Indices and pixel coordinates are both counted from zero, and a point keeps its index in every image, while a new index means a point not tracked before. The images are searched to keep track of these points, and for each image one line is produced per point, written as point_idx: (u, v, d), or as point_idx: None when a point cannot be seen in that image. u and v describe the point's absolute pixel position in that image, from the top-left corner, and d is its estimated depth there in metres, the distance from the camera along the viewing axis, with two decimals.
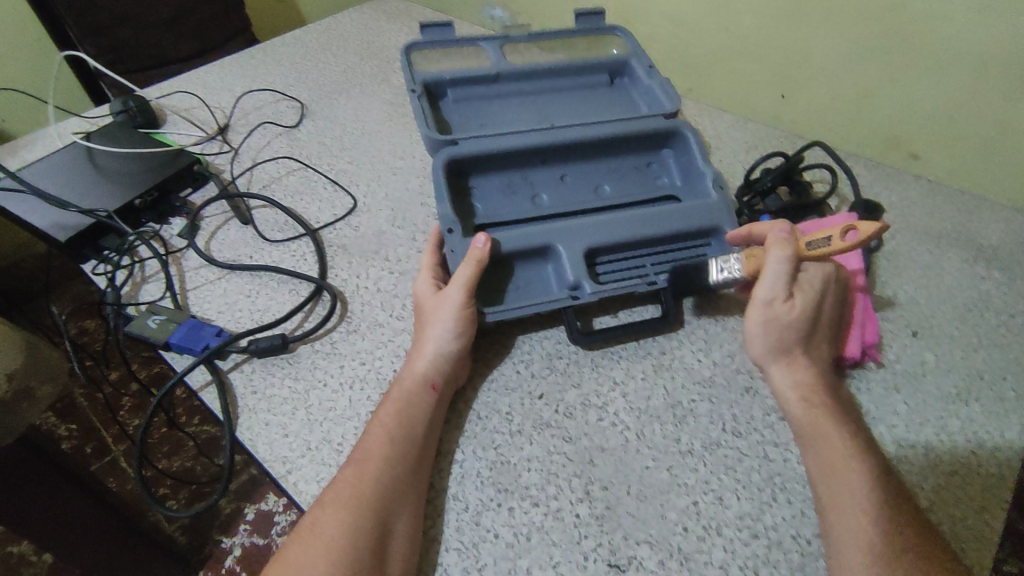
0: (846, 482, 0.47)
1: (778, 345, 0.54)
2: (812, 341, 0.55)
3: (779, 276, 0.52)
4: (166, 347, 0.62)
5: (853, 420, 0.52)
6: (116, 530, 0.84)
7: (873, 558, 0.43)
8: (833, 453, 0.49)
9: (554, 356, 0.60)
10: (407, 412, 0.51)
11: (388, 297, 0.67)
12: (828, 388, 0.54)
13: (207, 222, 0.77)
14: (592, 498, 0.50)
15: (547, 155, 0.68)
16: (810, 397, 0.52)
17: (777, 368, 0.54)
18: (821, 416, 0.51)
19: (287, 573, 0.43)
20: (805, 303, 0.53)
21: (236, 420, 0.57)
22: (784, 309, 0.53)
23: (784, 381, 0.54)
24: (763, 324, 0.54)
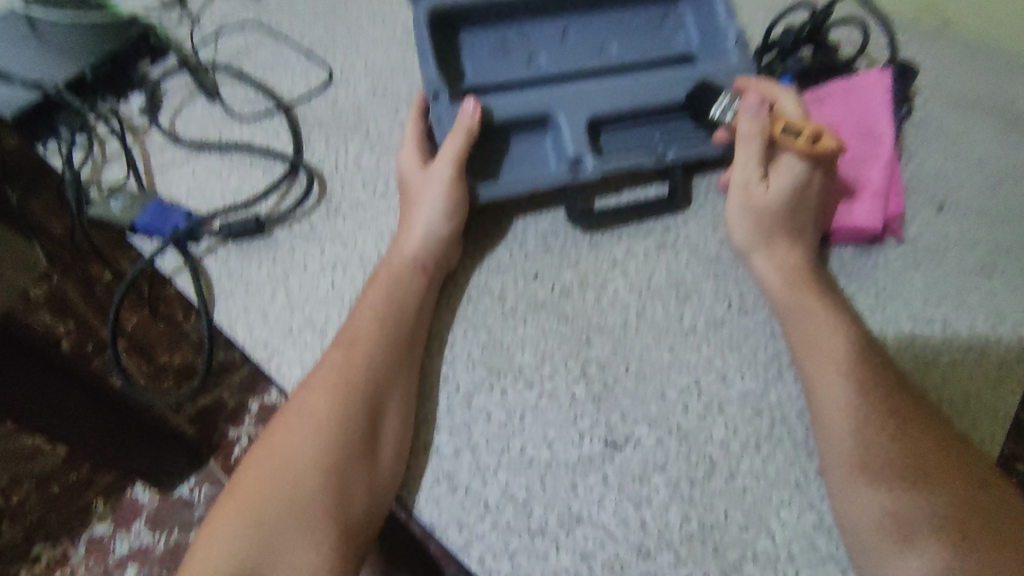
0: (838, 363, 0.44)
1: (758, 230, 0.51)
2: (804, 224, 0.51)
3: (747, 160, 0.51)
4: (134, 231, 0.58)
5: (841, 301, 0.49)
6: (122, 419, 0.84)
7: (873, 433, 0.42)
8: (823, 335, 0.46)
9: (550, 234, 0.56)
10: (397, 294, 0.47)
11: (369, 175, 0.62)
12: (818, 271, 0.50)
13: (170, 97, 0.70)
14: (589, 378, 0.48)
15: (546, 5, 0.59)
16: (799, 278, 0.49)
17: (761, 251, 0.51)
18: (810, 295, 0.48)
19: (272, 453, 0.42)
20: (784, 185, 0.51)
21: (213, 305, 0.55)
22: (758, 193, 0.51)
23: (767, 264, 0.50)
24: (740, 208, 0.52)
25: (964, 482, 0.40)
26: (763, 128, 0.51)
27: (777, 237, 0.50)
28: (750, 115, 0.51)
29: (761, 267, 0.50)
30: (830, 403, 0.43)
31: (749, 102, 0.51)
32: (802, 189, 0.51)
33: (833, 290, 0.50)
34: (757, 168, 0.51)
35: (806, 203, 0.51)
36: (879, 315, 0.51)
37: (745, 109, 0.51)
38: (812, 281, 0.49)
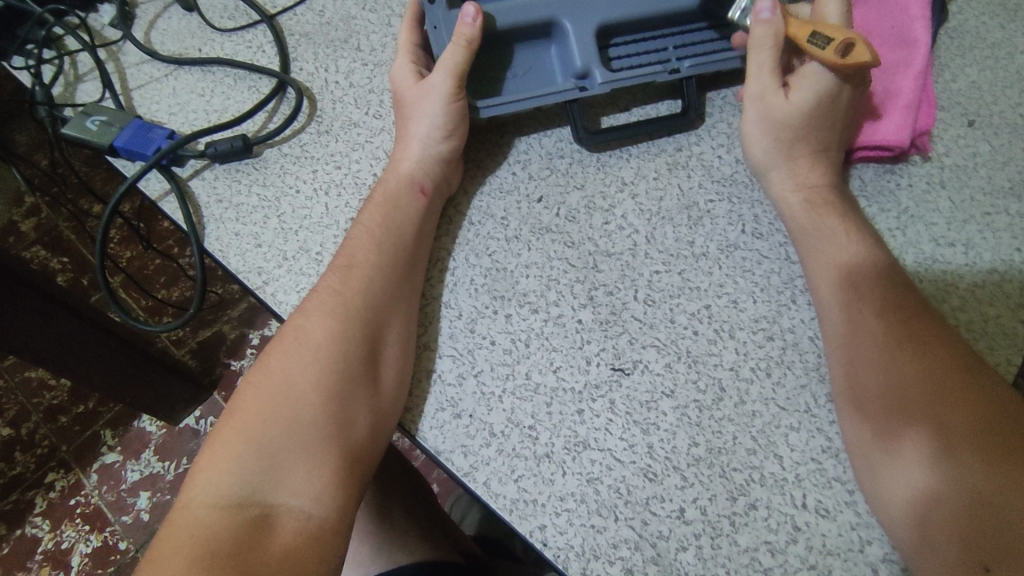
0: (851, 283, 0.43)
1: (778, 145, 0.48)
2: (828, 139, 0.48)
3: (763, 68, 0.48)
4: (114, 153, 0.54)
5: (862, 219, 0.46)
6: (123, 353, 0.83)
7: (889, 351, 0.40)
8: (840, 254, 0.44)
9: (555, 154, 0.53)
10: (393, 218, 0.45)
11: (362, 93, 0.58)
12: (838, 188, 0.48)
13: (144, 9, 0.65)
14: (596, 303, 0.47)
15: None
16: (818, 198, 0.47)
17: (779, 170, 0.49)
18: (827, 213, 0.46)
19: (268, 377, 0.41)
20: (805, 96, 0.47)
21: (203, 231, 0.52)
22: (777, 105, 0.48)
23: (785, 184, 0.48)
24: (756, 122, 0.49)
25: (992, 398, 0.37)
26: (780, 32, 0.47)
27: (797, 153, 0.48)
28: (765, 17, 0.47)
29: (778, 187, 0.48)
30: (849, 323, 0.42)
31: (762, 5, 0.47)
32: (826, 100, 0.47)
33: (857, 207, 0.48)
34: (774, 77, 0.48)
35: (830, 116, 0.47)
36: (901, 238, 0.49)
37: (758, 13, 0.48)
38: (829, 200, 0.47)
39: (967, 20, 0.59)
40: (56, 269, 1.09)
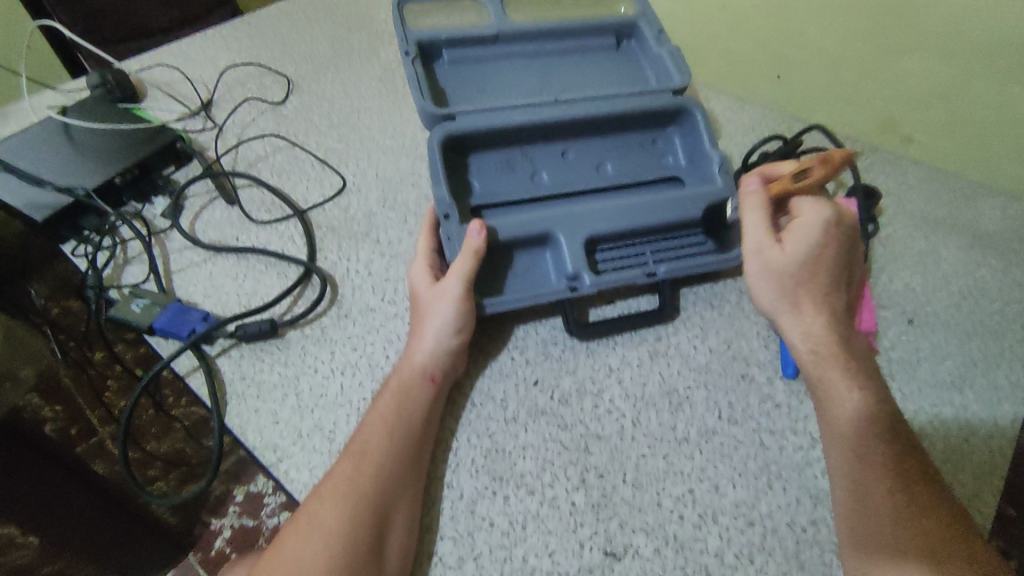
0: (857, 452, 0.46)
1: (782, 294, 0.50)
2: (829, 289, 0.50)
3: (755, 222, 0.52)
4: (151, 332, 0.61)
5: (871, 372, 0.49)
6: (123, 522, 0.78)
7: (873, 528, 0.44)
8: (851, 424, 0.47)
9: (548, 342, 0.59)
10: (405, 405, 0.50)
11: (379, 281, 0.66)
12: (846, 340, 0.50)
13: (190, 202, 0.75)
14: (588, 486, 0.50)
15: (549, 129, 0.66)
16: (825, 350, 0.49)
17: (787, 316, 0.51)
18: (832, 367, 0.49)
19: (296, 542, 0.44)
20: (797, 246, 0.50)
21: (224, 407, 0.56)
22: (771, 255, 0.51)
23: (795, 334, 0.50)
24: (759, 275, 0.51)
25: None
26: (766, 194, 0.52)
27: (801, 302, 0.50)
28: (750, 188, 0.53)
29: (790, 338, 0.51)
30: (855, 492, 0.46)
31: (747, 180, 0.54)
32: (817, 251, 0.49)
33: (872, 364, 0.50)
34: (767, 231, 0.51)
35: (821, 268, 0.50)
36: None
37: (745, 187, 0.54)
38: (840, 353, 0.49)
39: (896, 232, 0.70)
40: None
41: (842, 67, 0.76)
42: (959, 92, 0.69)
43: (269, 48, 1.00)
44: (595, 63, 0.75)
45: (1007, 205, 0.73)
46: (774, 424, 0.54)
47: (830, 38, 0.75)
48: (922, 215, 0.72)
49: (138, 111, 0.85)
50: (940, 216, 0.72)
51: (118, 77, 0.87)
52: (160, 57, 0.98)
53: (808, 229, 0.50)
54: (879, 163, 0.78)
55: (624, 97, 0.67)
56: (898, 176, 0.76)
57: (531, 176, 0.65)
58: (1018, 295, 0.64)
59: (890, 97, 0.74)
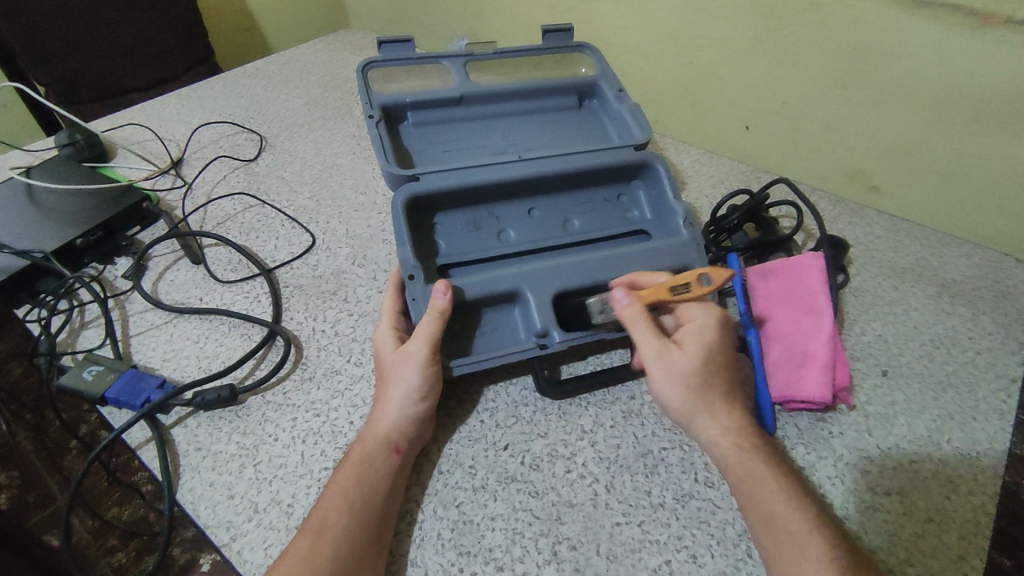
0: (799, 547, 0.43)
1: (696, 393, 0.50)
2: (728, 381, 0.52)
3: (648, 336, 0.52)
4: (103, 402, 0.58)
5: (788, 467, 0.49)
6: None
7: None
8: (789, 522, 0.45)
9: (520, 403, 0.58)
10: (367, 477, 0.47)
11: (345, 341, 0.64)
12: (756, 433, 0.50)
13: (155, 262, 0.73)
14: (560, 560, 0.47)
15: (514, 188, 0.66)
16: (742, 445, 0.49)
17: (700, 415, 0.50)
18: (751, 458, 0.48)
19: None
20: (695, 346, 0.51)
21: (177, 481, 0.53)
22: (672, 360, 0.51)
23: (712, 431, 0.50)
24: (662, 381, 0.51)
25: None
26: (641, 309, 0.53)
27: (710, 398, 0.50)
28: (623, 302, 0.53)
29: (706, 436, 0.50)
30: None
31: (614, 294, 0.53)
32: (711, 348, 0.51)
33: (783, 456, 0.51)
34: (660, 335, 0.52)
35: (717, 365, 0.51)
36: (843, 485, 0.52)
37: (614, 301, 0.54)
38: (755, 442, 0.49)
39: (865, 282, 0.70)
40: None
41: (804, 121, 0.78)
42: (916, 141, 0.71)
43: (243, 107, 1.01)
44: (557, 122, 0.77)
45: (972, 253, 0.74)
46: None
47: (790, 91, 0.77)
48: (890, 263, 0.73)
49: (106, 170, 0.85)
50: (908, 264, 0.73)
51: (87, 137, 0.87)
52: (133, 117, 0.99)
53: (700, 328, 0.53)
54: (844, 214, 0.79)
55: (587, 153, 0.68)
56: (864, 227, 0.77)
57: (498, 234, 0.64)
58: (990, 344, 0.64)
59: (852, 146, 0.76)
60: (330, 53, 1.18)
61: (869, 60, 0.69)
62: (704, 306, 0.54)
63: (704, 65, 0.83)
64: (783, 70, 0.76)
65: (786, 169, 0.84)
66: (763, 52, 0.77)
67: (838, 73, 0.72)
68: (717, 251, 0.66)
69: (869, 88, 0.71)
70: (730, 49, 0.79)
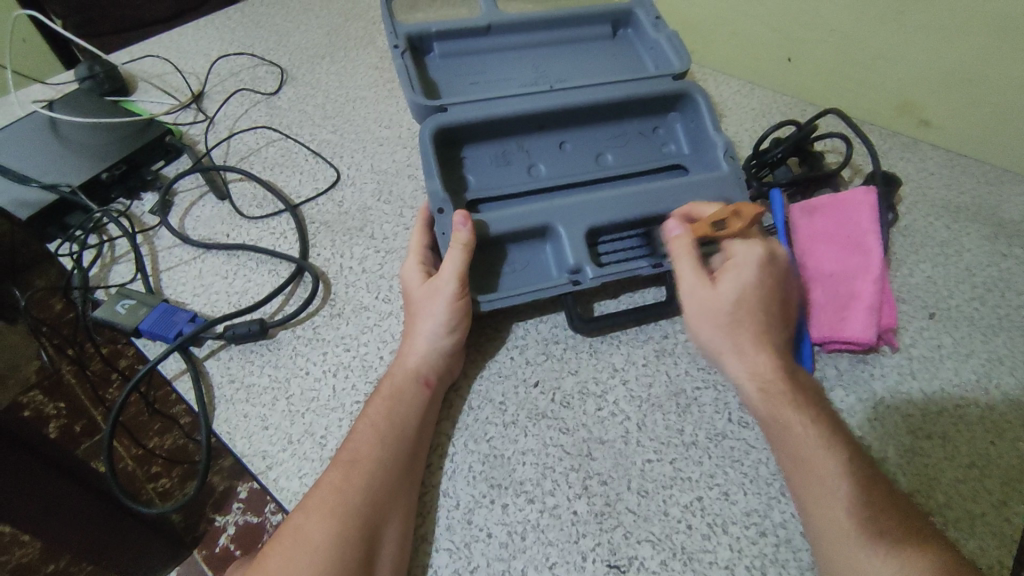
0: (829, 492, 0.43)
1: (728, 333, 0.49)
2: (764, 321, 0.49)
3: (686, 270, 0.50)
4: (138, 334, 0.59)
5: (827, 411, 0.47)
6: None
7: (866, 546, 0.41)
8: (823, 468, 0.44)
9: (550, 341, 0.57)
10: (397, 410, 0.47)
11: (373, 278, 0.63)
12: (794, 375, 0.48)
13: (180, 197, 0.73)
14: (590, 494, 0.48)
15: (545, 120, 0.63)
16: (773, 389, 0.47)
17: (729, 355, 0.49)
18: (783, 405, 0.46)
19: None
20: (730, 285, 0.49)
21: (213, 412, 0.54)
22: (706, 297, 0.49)
23: (740, 373, 0.48)
24: (696, 317, 0.50)
25: None
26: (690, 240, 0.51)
27: (742, 340, 0.48)
28: (673, 233, 0.52)
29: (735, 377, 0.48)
30: (835, 532, 0.42)
31: (668, 225, 0.53)
32: (749, 290, 0.49)
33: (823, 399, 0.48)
34: (700, 269, 0.50)
35: (753, 306, 0.49)
36: (881, 428, 0.51)
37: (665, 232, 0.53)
38: (787, 389, 0.47)
39: (916, 220, 0.67)
40: (50, 414, 1.10)
41: (853, 54, 0.73)
42: (979, 73, 0.65)
43: (262, 38, 0.98)
44: (590, 52, 0.72)
45: None
46: None
47: (840, 17, 0.71)
48: (944, 202, 0.69)
49: (128, 104, 0.83)
50: (964, 203, 0.69)
51: (106, 69, 0.85)
52: (152, 49, 0.96)
53: (741, 267, 0.49)
54: (896, 149, 0.74)
55: (622, 83, 0.64)
56: (917, 163, 0.73)
57: (528, 168, 0.62)
58: None
59: (907, 78, 0.71)
60: None
61: None
62: (745, 240, 0.51)
63: None
64: None
65: (831, 101, 0.79)
66: None
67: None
68: (758, 187, 0.63)
69: (930, 16, 0.65)
70: None
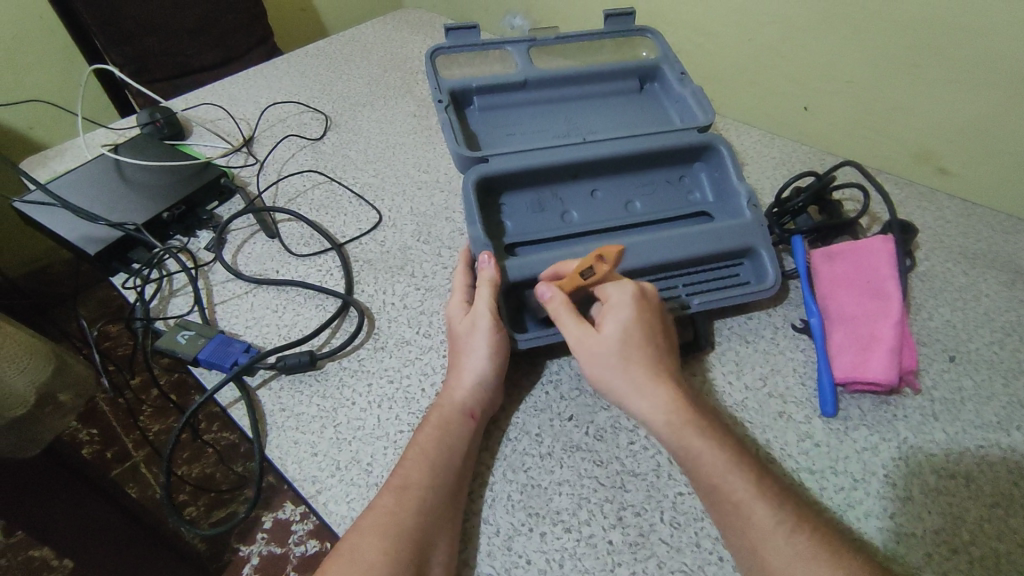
0: (763, 526, 0.43)
1: (626, 372, 0.51)
2: (654, 355, 0.52)
3: (573, 321, 0.53)
4: (195, 363, 0.62)
5: (744, 446, 0.49)
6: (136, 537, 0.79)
7: None
8: (744, 505, 0.45)
9: (583, 377, 0.60)
10: (445, 439, 0.50)
11: (414, 313, 0.67)
12: (691, 403, 0.50)
13: (234, 235, 0.78)
14: (625, 524, 0.50)
15: (578, 169, 0.67)
16: (678, 420, 0.49)
17: (631, 395, 0.50)
18: (688, 433, 0.48)
19: None
20: (613, 325, 0.52)
21: (265, 438, 0.57)
22: (590, 343, 0.52)
23: (646, 411, 0.50)
24: (592, 365, 0.52)
25: None
26: (562, 298, 0.54)
27: (636, 376, 0.51)
28: (547, 295, 0.55)
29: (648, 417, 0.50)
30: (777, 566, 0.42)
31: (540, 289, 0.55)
32: (629, 326, 0.52)
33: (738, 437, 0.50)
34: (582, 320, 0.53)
35: (637, 341, 0.52)
36: (905, 467, 0.53)
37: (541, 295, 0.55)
38: (694, 418, 0.49)
39: (933, 267, 0.69)
40: (84, 440, 1.19)
41: (873, 105, 0.77)
42: (991, 124, 0.69)
43: (308, 87, 1.04)
44: (619, 105, 0.77)
45: None
46: (814, 463, 0.53)
47: (856, 70, 0.76)
48: (961, 249, 0.71)
49: (185, 148, 0.89)
50: (979, 250, 0.71)
51: (166, 115, 0.92)
52: (206, 97, 1.03)
53: (618, 308, 0.53)
54: (912, 198, 0.78)
55: (650, 136, 0.69)
56: (933, 212, 0.76)
57: (562, 214, 0.66)
58: None
59: (921, 129, 0.75)
60: (388, 33, 1.20)
61: (939, 39, 0.68)
62: (615, 282, 0.54)
63: (765, 46, 0.82)
64: (849, 49, 0.75)
65: (849, 150, 0.83)
66: (825, 29, 0.76)
67: (906, 53, 0.71)
68: (781, 233, 0.67)
69: (942, 66, 0.69)
70: (793, 26, 0.78)
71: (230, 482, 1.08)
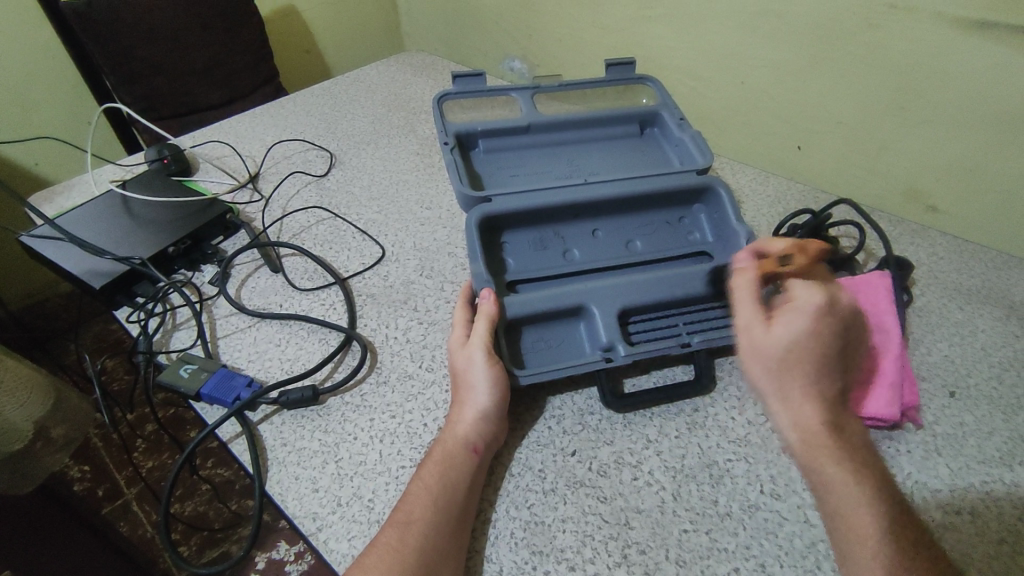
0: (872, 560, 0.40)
1: (792, 378, 0.41)
2: (824, 365, 0.41)
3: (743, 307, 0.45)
4: (197, 398, 0.62)
5: (883, 474, 0.43)
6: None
7: None
8: (862, 531, 0.40)
9: (585, 412, 0.60)
10: (449, 475, 0.50)
11: (417, 347, 0.68)
12: (840, 430, 0.42)
13: (238, 269, 0.78)
14: (630, 562, 0.49)
15: (579, 210, 0.69)
16: (823, 443, 0.41)
17: (781, 408, 0.42)
18: (823, 459, 0.41)
19: None
20: (785, 325, 0.42)
21: (265, 474, 0.57)
22: (761, 336, 0.42)
23: (794, 428, 0.41)
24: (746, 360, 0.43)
25: None
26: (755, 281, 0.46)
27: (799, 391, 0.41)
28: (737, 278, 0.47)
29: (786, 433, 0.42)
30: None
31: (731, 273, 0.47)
32: (819, 314, 0.41)
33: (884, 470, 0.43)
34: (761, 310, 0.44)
35: (822, 344, 0.41)
36: (911, 503, 0.52)
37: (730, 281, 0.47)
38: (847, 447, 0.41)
39: (929, 302, 0.70)
40: (76, 477, 1.17)
41: (864, 146, 0.79)
42: (981, 162, 0.71)
43: (313, 126, 1.07)
44: (620, 149, 0.79)
45: None
46: None
47: (849, 112, 0.78)
48: (956, 284, 0.72)
49: (192, 184, 0.91)
50: (975, 286, 0.72)
51: (174, 152, 0.94)
52: (213, 135, 1.05)
53: (799, 305, 0.42)
54: (906, 235, 0.79)
55: (650, 178, 0.70)
56: (927, 248, 0.77)
57: (563, 252, 0.67)
58: None
59: (912, 168, 0.76)
60: (392, 74, 1.23)
61: (928, 82, 0.70)
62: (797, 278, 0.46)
63: (758, 88, 0.85)
64: (839, 90, 0.77)
65: (843, 189, 0.85)
66: (815, 72, 0.78)
67: (898, 93, 0.73)
68: None
69: (933, 108, 0.71)
70: (784, 69, 0.81)
71: (223, 520, 1.06)
